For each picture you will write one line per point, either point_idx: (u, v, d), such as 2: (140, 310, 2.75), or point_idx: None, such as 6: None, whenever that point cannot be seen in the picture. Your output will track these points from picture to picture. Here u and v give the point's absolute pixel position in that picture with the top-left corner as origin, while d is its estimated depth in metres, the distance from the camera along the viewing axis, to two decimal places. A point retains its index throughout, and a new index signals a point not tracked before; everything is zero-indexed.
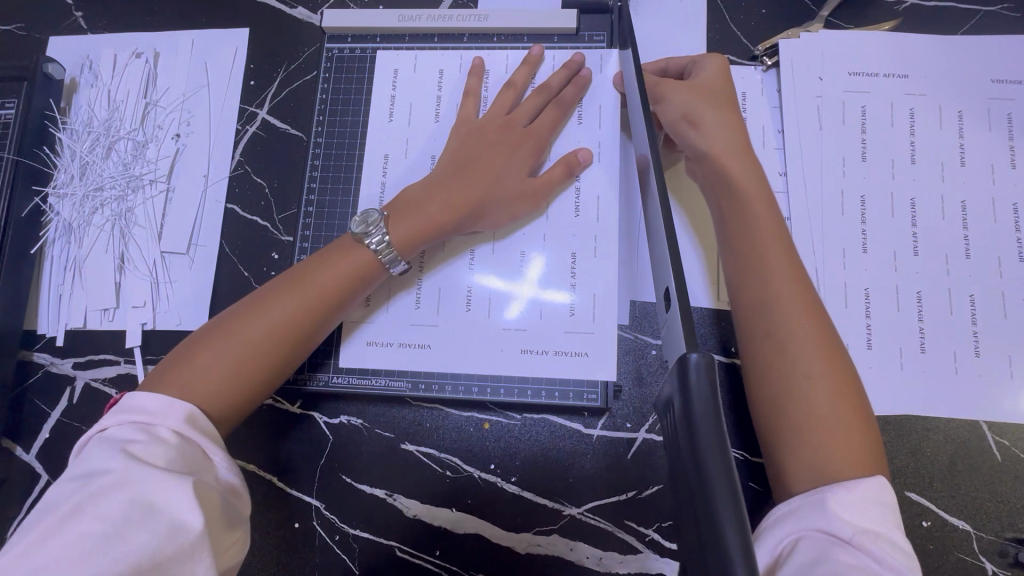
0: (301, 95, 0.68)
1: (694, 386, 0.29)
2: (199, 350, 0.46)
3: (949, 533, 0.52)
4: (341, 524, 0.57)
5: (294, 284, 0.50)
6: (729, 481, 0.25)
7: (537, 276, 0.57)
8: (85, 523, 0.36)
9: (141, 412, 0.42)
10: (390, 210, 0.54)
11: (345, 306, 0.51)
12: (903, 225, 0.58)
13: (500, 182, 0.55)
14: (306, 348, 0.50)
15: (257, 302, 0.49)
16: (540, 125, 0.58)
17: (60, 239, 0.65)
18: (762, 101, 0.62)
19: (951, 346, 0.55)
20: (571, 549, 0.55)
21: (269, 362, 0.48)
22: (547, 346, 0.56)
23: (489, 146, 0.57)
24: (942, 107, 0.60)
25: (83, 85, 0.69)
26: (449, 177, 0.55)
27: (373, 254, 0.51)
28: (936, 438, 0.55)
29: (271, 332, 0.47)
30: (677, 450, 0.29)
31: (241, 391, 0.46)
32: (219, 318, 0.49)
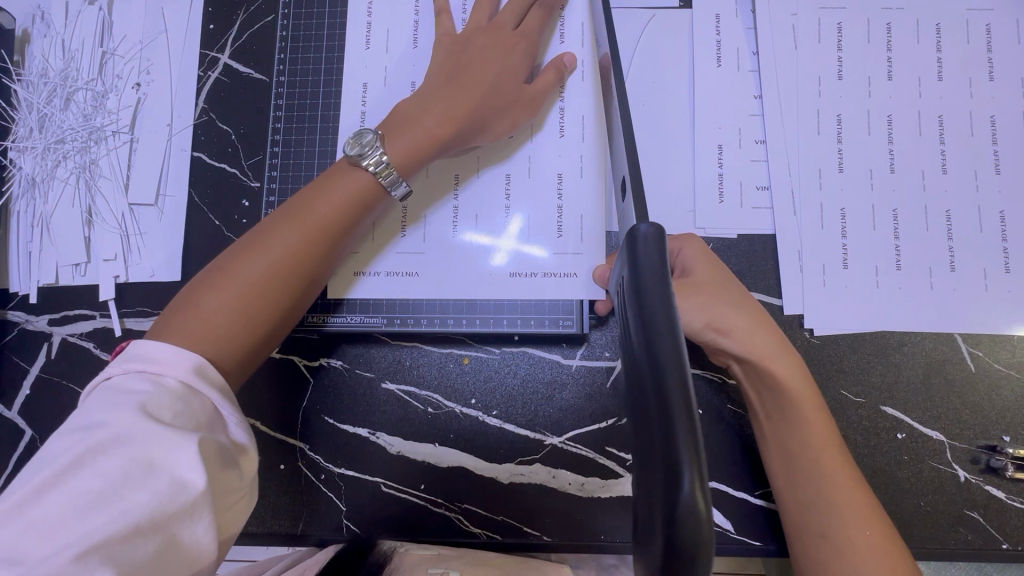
0: (263, 38, 0.65)
1: (644, 261, 0.31)
2: (203, 294, 0.45)
3: (923, 443, 0.53)
4: (326, 464, 0.58)
5: (292, 218, 0.47)
6: (684, 398, 0.25)
7: (516, 232, 0.56)
8: (85, 478, 0.36)
9: (148, 361, 0.42)
10: (384, 129, 0.51)
11: (348, 237, 0.49)
12: (880, 143, 0.57)
13: (496, 92, 0.53)
14: (312, 284, 0.49)
15: (255, 239, 0.47)
16: (529, 27, 0.55)
17: (24, 195, 0.63)
18: (736, 22, 0.60)
19: (927, 261, 0.55)
20: (553, 476, 0.56)
21: (275, 301, 0.46)
22: (538, 268, 0.56)
23: (479, 53, 0.54)
24: (919, 21, 0.59)
25: (37, 36, 0.66)
26: (441, 88, 0.52)
27: (372, 176, 0.49)
28: (913, 354, 0.55)
29: (273, 269, 0.46)
30: (637, 371, 0.29)
31: (251, 333, 0.45)
32: (217, 260, 0.47)
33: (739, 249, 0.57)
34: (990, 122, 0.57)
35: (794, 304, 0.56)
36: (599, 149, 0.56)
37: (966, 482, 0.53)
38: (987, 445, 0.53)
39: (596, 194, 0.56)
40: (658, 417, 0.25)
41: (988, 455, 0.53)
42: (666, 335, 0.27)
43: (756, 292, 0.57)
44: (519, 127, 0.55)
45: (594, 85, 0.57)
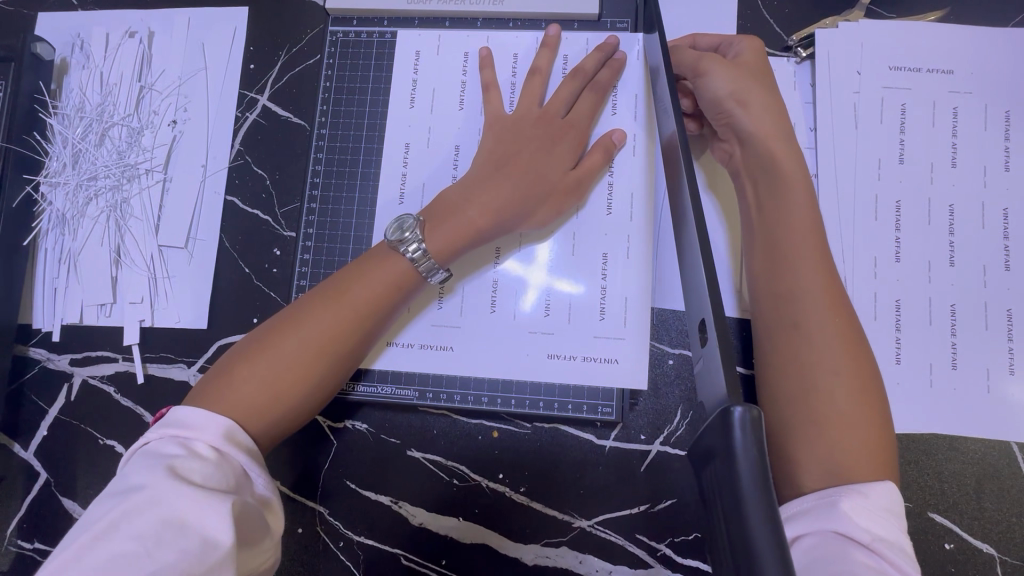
0: (304, 82, 0.64)
1: (739, 442, 0.27)
2: (239, 365, 0.45)
3: (972, 555, 0.51)
4: (345, 531, 0.56)
5: (333, 296, 0.48)
6: (781, 561, 0.24)
7: (546, 262, 0.55)
8: (118, 542, 0.35)
9: (181, 426, 0.41)
10: (426, 216, 0.51)
11: (384, 321, 0.49)
12: (940, 233, 0.55)
13: (542, 183, 0.52)
14: (346, 363, 0.48)
15: (295, 316, 0.47)
16: (579, 114, 0.55)
17: (54, 230, 0.62)
18: (794, 96, 0.58)
19: (985, 362, 0.53)
20: (579, 562, 0.54)
21: (308, 379, 0.46)
22: (577, 350, 0.54)
23: (526, 138, 0.53)
24: (988, 107, 0.56)
25: (75, 66, 0.65)
26: (487, 177, 0.52)
27: (409, 263, 0.49)
28: (964, 459, 0.52)
29: (309, 348, 0.46)
30: (717, 511, 0.27)
31: (279, 409, 0.45)
32: (259, 330, 0.48)
33: None
34: None
35: None
36: (646, 227, 0.54)
37: None
38: None
39: (641, 274, 0.54)
40: None
41: None
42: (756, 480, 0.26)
43: None
44: (564, 212, 0.54)
45: (646, 160, 0.55)
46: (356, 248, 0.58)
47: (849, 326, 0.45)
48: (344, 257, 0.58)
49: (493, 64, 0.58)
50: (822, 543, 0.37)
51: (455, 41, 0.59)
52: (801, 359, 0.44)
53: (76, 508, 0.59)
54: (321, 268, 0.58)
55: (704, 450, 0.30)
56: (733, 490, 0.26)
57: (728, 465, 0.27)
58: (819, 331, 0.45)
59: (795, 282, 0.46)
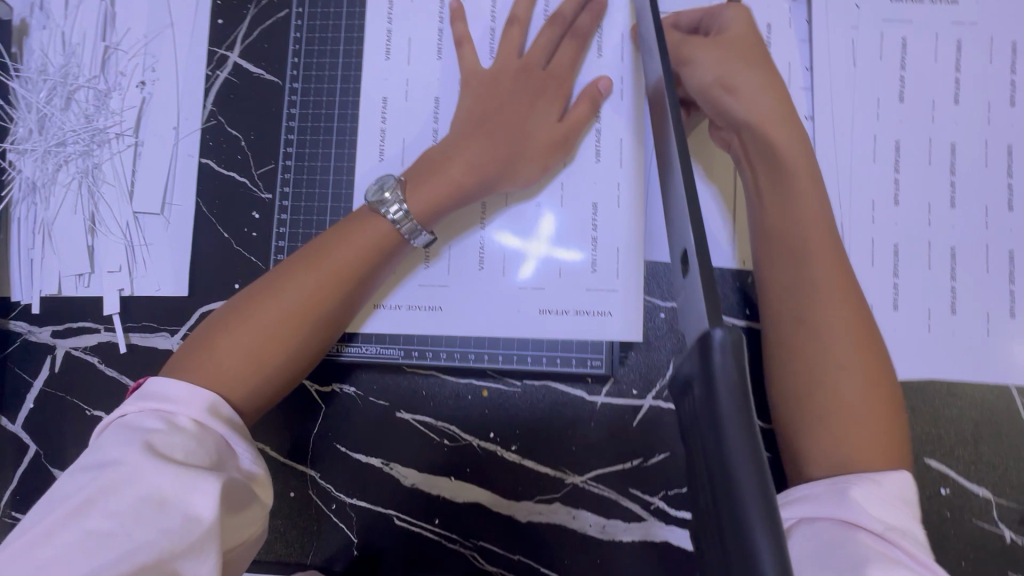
0: (275, 36, 0.61)
1: (718, 365, 0.26)
2: (216, 335, 0.44)
3: (968, 501, 0.50)
4: (337, 493, 0.56)
5: (311, 263, 0.46)
6: (762, 482, 0.23)
7: (548, 234, 0.53)
8: (95, 519, 0.34)
9: (162, 399, 0.40)
10: (408, 176, 0.49)
11: (366, 286, 0.48)
12: (941, 173, 0.53)
13: (525, 140, 0.50)
14: (329, 331, 0.47)
15: (272, 285, 0.46)
16: (560, 64, 0.52)
17: (25, 199, 0.60)
18: (790, 33, 0.55)
19: (986, 306, 0.51)
20: (572, 517, 0.54)
21: (290, 348, 0.45)
22: (569, 305, 0.52)
23: (507, 93, 0.51)
24: (993, 39, 0.53)
25: (34, 27, 0.62)
26: (467, 135, 0.50)
27: (391, 225, 0.47)
28: (963, 403, 0.51)
29: (291, 315, 0.44)
30: (700, 440, 0.27)
31: (263, 379, 0.44)
32: (236, 299, 0.46)
33: None
34: None
35: None
36: (637, 176, 0.52)
37: (1012, 544, 0.50)
38: None
39: (631, 224, 0.52)
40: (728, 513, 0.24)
41: None
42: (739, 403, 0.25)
43: None
44: (552, 168, 0.52)
45: (632, 104, 0.53)
46: (334, 207, 0.57)
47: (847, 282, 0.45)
48: (323, 217, 0.57)
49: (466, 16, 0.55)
50: (827, 528, 0.36)
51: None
52: (799, 312, 0.45)
53: None
54: (300, 228, 0.57)
55: (686, 378, 0.29)
56: (715, 421, 0.25)
57: (708, 394, 0.26)
58: (821, 288, 0.44)
59: (798, 237, 0.46)
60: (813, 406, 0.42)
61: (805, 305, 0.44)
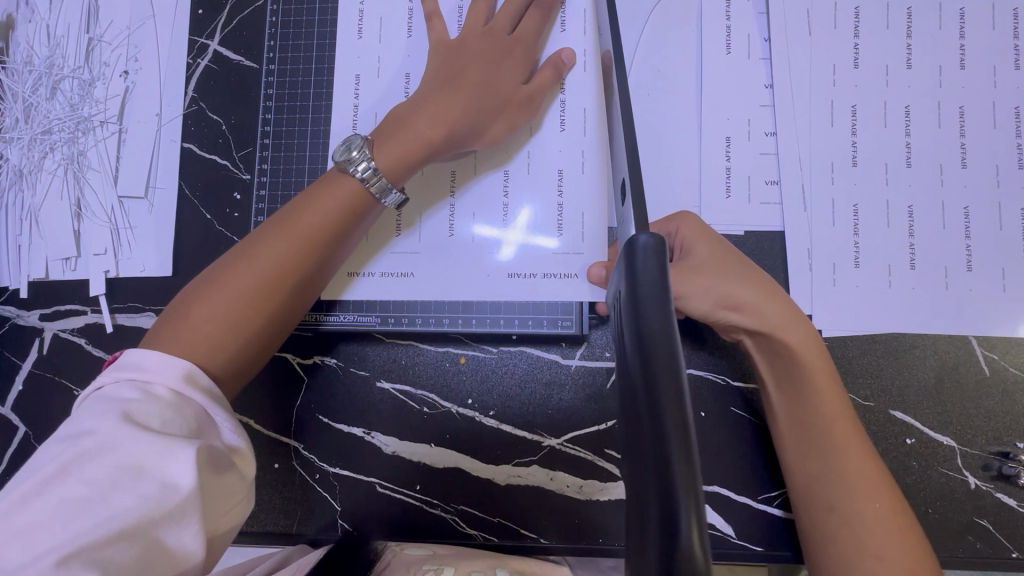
0: (253, 23, 0.63)
1: (641, 269, 0.30)
2: (189, 304, 0.44)
3: (933, 449, 0.52)
4: (320, 464, 0.57)
5: (281, 228, 0.47)
6: (673, 365, 0.26)
7: (525, 222, 0.55)
8: (71, 487, 0.34)
9: (137, 369, 0.40)
10: (374, 136, 0.50)
11: (338, 246, 0.49)
12: (896, 135, 0.55)
13: (491, 98, 0.51)
14: (304, 293, 0.48)
15: (245, 251, 0.46)
16: (524, 30, 0.54)
17: (12, 186, 0.62)
18: (747, 7, 0.57)
19: (943, 261, 0.53)
20: (551, 479, 0.55)
21: (264, 312, 0.45)
22: (537, 269, 0.55)
23: (471, 53, 0.52)
24: (942, 6, 0.55)
25: (20, 21, 0.64)
26: (433, 92, 0.50)
27: (362, 184, 0.48)
28: (925, 356, 0.53)
29: (264, 278, 0.45)
30: (626, 345, 0.30)
31: (242, 343, 0.44)
32: (207, 270, 0.46)
33: (746, 246, 0.55)
34: (1014, 113, 0.54)
35: (802, 305, 0.54)
36: (600, 145, 0.55)
37: (977, 490, 0.51)
38: (1000, 452, 0.51)
39: (596, 190, 0.55)
40: (643, 396, 0.26)
41: (1000, 462, 0.51)
42: (658, 302, 0.28)
43: None
44: (518, 127, 0.53)
45: (596, 76, 0.56)
46: (311, 182, 0.58)
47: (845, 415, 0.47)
48: (300, 193, 0.59)
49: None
50: None
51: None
52: (806, 475, 0.47)
53: None
54: (278, 203, 0.59)
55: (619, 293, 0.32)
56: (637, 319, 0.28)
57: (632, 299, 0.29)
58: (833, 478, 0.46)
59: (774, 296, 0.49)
60: (828, 547, 0.45)
61: (805, 412, 0.48)
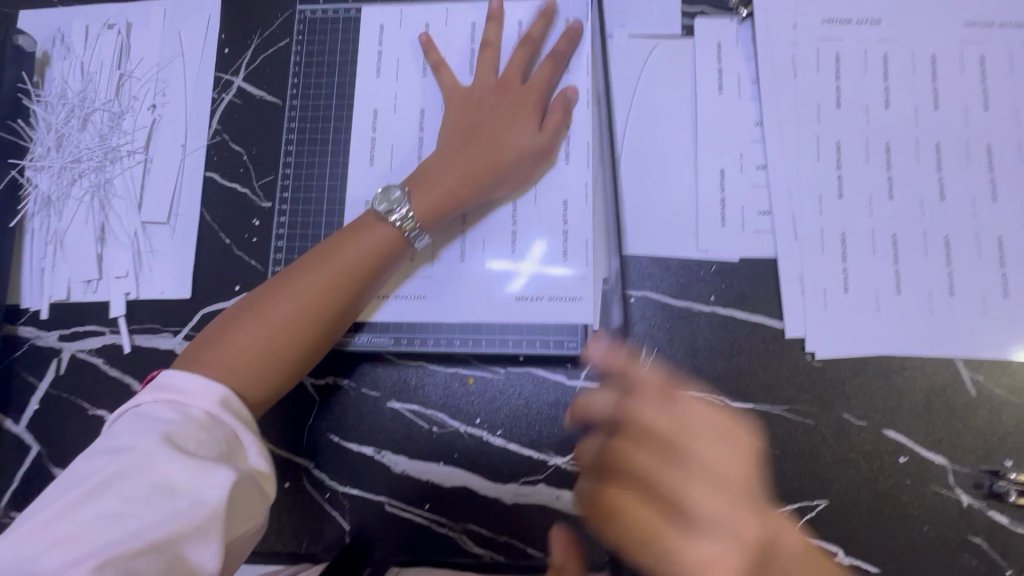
0: (277, 62, 0.67)
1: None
2: (232, 330, 0.47)
3: (924, 467, 0.54)
4: (330, 482, 0.58)
5: (318, 264, 0.50)
6: None
7: (539, 256, 0.58)
8: (108, 502, 0.36)
9: (176, 392, 0.43)
10: (409, 185, 0.55)
11: (371, 284, 0.52)
12: (878, 169, 0.59)
13: (509, 147, 0.56)
14: (336, 328, 0.51)
15: (283, 284, 0.49)
16: (539, 80, 0.58)
17: (40, 212, 0.65)
18: (737, 51, 0.62)
19: (927, 286, 0.56)
20: (556, 497, 0.56)
21: (300, 344, 0.48)
22: (542, 292, 0.57)
23: (491, 109, 0.57)
24: (915, 52, 0.60)
25: (56, 58, 0.68)
26: (456, 149, 0.56)
27: (396, 229, 0.52)
28: (913, 377, 0.55)
29: (301, 313, 0.48)
30: None
31: (275, 374, 0.47)
32: (246, 298, 0.50)
33: (740, 272, 0.58)
34: (986, 149, 0.58)
35: (795, 327, 0.57)
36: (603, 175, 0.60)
37: (969, 508, 0.53)
38: (990, 470, 0.53)
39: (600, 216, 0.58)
40: None
41: (990, 480, 0.53)
42: None
43: (759, 314, 0.57)
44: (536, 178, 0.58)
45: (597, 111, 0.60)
46: (330, 209, 0.62)
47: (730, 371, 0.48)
48: (318, 219, 0.62)
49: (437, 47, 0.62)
50: None
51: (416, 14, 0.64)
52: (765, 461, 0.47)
53: None
54: (297, 230, 0.61)
55: None
56: None
57: None
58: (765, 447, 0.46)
59: None
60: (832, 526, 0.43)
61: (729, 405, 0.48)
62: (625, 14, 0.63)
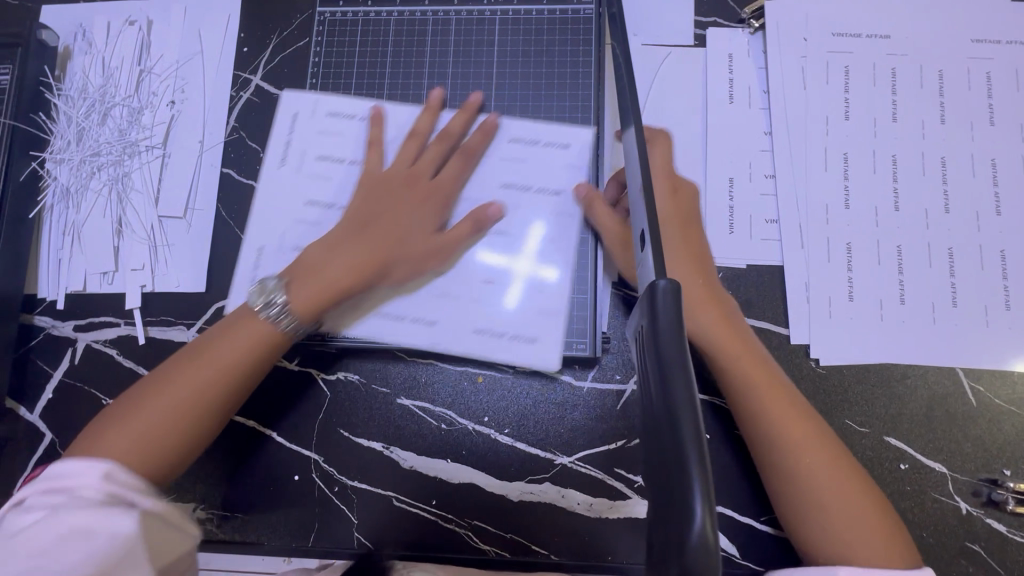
0: (295, 62, 0.68)
1: (663, 309, 0.33)
2: (139, 407, 0.48)
3: (925, 474, 0.55)
4: (339, 476, 0.59)
5: (203, 345, 0.51)
6: (691, 401, 0.29)
7: (534, 252, 0.57)
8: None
9: (146, 460, 0.43)
10: (288, 274, 0.53)
11: (291, 341, 0.53)
12: (885, 181, 0.60)
13: (405, 246, 0.55)
14: (251, 384, 0.52)
15: (200, 349, 0.51)
16: (448, 164, 0.58)
17: (59, 204, 0.66)
18: (748, 62, 0.63)
19: (930, 297, 0.57)
20: (561, 496, 0.57)
21: (206, 420, 0.49)
22: (506, 328, 0.56)
23: (395, 199, 0.56)
24: (923, 67, 0.61)
25: (77, 52, 0.69)
26: (343, 242, 0.54)
27: (272, 323, 0.51)
28: (916, 386, 0.56)
29: (190, 399, 0.48)
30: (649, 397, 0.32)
31: (181, 442, 0.48)
32: (181, 350, 0.51)
33: (748, 279, 0.59)
34: (991, 163, 0.59)
35: (799, 334, 0.58)
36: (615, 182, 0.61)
37: (967, 515, 0.54)
38: (988, 478, 0.54)
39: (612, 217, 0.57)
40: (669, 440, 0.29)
41: (989, 488, 0.54)
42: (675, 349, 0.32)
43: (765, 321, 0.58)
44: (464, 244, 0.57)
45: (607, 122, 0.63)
46: None
47: (776, 381, 0.51)
48: None
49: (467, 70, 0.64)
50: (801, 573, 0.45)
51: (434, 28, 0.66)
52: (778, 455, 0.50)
53: None
54: None
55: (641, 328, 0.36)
56: (661, 365, 0.31)
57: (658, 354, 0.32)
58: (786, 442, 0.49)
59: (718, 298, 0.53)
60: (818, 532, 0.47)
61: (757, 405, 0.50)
62: (639, 22, 0.64)
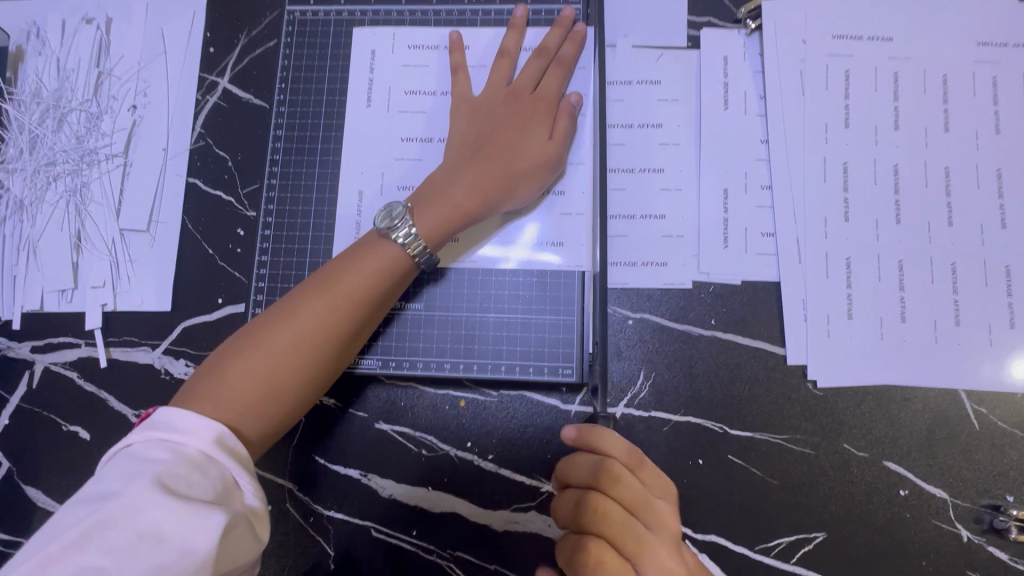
0: (264, 64, 0.64)
1: None
2: (228, 362, 0.45)
3: (925, 501, 0.52)
4: (315, 506, 0.56)
5: (322, 289, 0.48)
6: None
7: (530, 241, 0.58)
8: (89, 554, 0.34)
9: (169, 429, 0.41)
10: (411, 203, 0.53)
11: (375, 305, 0.50)
12: (886, 193, 0.57)
13: (521, 158, 0.54)
14: (342, 347, 0.49)
15: (284, 307, 0.48)
16: (547, 89, 0.57)
17: (12, 217, 0.62)
18: (744, 66, 0.60)
19: (932, 315, 0.55)
20: (548, 525, 0.54)
21: (298, 376, 0.46)
22: (516, 316, 0.57)
23: (500, 118, 0.56)
24: (926, 73, 0.58)
25: (30, 53, 0.65)
26: (465, 161, 0.54)
27: (401, 248, 0.50)
28: (915, 408, 0.54)
29: (300, 331, 0.46)
30: None
31: (276, 402, 0.45)
32: (271, 308, 0.49)
33: (741, 295, 0.57)
34: (997, 173, 0.57)
35: (797, 354, 0.55)
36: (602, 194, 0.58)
37: (968, 543, 0.52)
38: (991, 505, 0.52)
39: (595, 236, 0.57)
40: None
41: (991, 515, 0.52)
42: None
43: (760, 340, 0.56)
44: (546, 184, 0.56)
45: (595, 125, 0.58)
46: (315, 224, 0.60)
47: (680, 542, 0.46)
48: (305, 232, 0.60)
49: (464, 48, 0.60)
50: None
51: (410, 29, 0.62)
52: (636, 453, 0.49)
53: (39, 496, 0.58)
54: (283, 242, 0.60)
55: None
56: None
57: None
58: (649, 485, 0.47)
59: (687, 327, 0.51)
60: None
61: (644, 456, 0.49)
62: (628, 22, 0.61)
